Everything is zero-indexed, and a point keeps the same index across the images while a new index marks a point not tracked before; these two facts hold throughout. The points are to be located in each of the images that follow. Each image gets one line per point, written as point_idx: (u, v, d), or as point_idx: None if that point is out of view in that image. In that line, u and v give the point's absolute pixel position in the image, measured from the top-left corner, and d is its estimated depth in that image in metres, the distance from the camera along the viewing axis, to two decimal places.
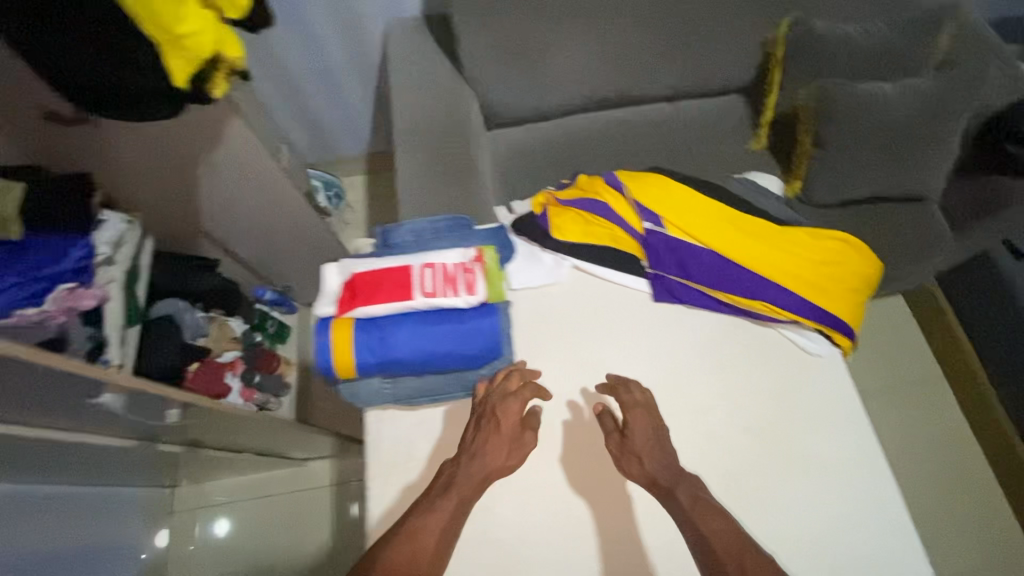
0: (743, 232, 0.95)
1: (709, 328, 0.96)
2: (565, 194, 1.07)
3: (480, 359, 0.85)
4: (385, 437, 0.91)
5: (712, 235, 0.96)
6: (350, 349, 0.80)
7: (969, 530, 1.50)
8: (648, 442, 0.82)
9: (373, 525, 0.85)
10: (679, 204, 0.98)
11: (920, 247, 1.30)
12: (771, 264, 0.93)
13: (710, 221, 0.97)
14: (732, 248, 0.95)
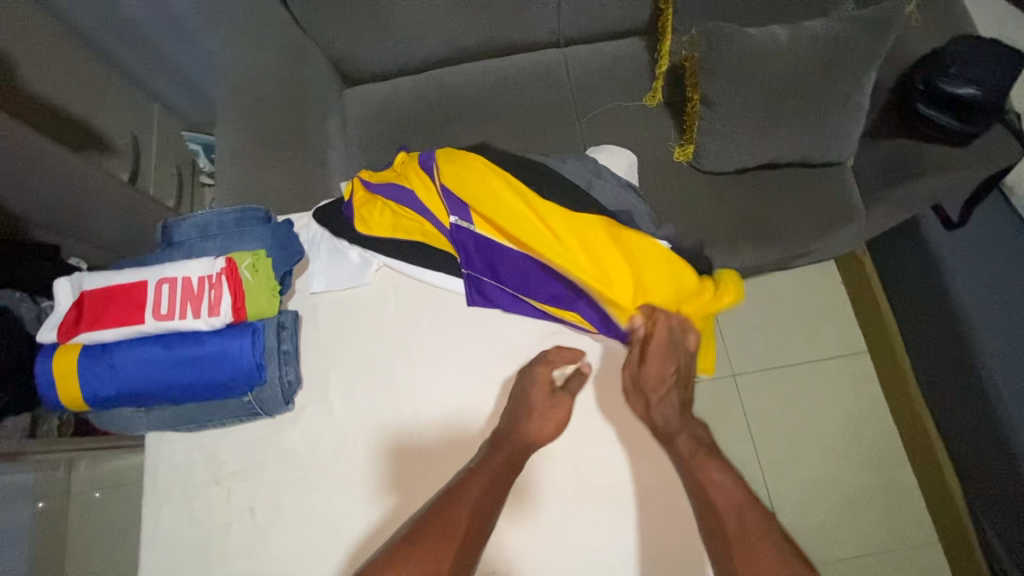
0: (570, 240, 0.83)
1: (525, 337, 0.85)
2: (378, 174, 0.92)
3: (237, 386, 0.75)
4: (162, 462, 0.83)
5: (526, 237, 0.84)
6: (76, 381, 0.71)
7: (873, 511, 1.44)
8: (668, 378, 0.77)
9: (143, 558, 0.80)
10: (499, 201, 0.84)
11: (823, 222, 1.14)
12: (595, 279, 0.84)
13: (531, 226, 0.83)
14: (556, 256, 0.84)
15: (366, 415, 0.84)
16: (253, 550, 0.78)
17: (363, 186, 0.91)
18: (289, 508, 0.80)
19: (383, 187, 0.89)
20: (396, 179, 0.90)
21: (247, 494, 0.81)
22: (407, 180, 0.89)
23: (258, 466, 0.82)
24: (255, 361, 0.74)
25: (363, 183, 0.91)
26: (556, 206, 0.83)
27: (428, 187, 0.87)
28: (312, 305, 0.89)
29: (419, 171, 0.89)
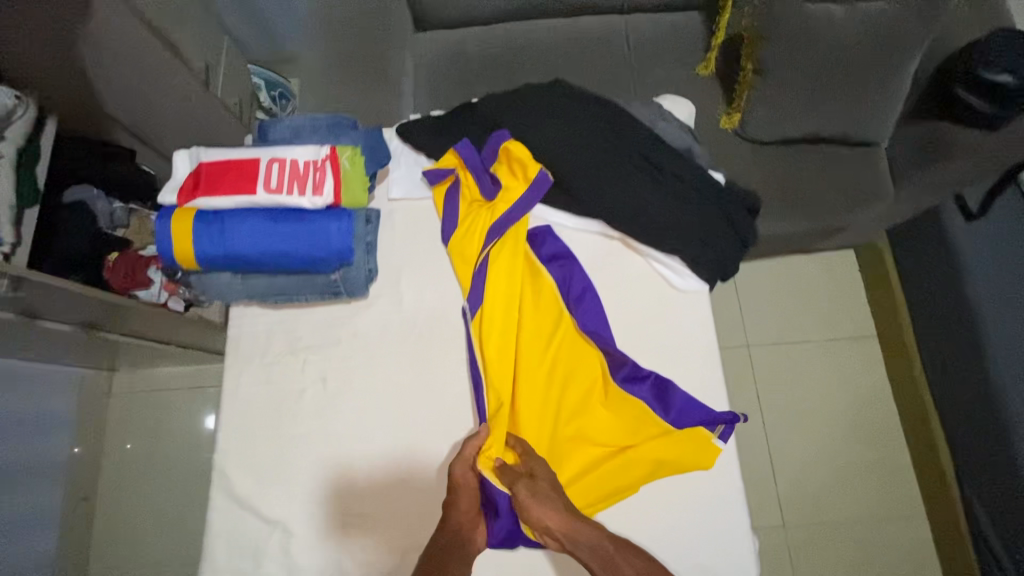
0: (534, 345, 0.88)
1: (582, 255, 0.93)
2: (467, 178, 0.95)
3: (328, 263, 0.84)
4: (245, 331, 0.92)
5: (496, 315, 0.89)
6: (190, 240, 0.80)
7: (868, 484, 1.52)
8: (553, 509, 0.70)
9: (223, 412, 0.89)
10: (500, 278, 0.90)
11: (854, 196, 1.22)
12: (525, 394, 0.85)
13: (508, 312, 0.89)
14: (507, 350, 0.87)
15: (431, 309, 0.92)
16: (322, 414, 0.87)
17: (445, 174, 0.96)
18: (357, 382, 0.89)
19: (448, 198, 0.95)
20: (465, 200, 0.95)
21: (320, 365, 0.90)
22: (467, 210, 0.94)
23: (331, 344, 0.91)
24: (346, 242, 0.83)
25: (449, 176, 0.96)
26: (555, 298, 0.89)
27: (474, 233, 0.92)
28: (390, 210, 0.97)
29: (482, 218, 0.92)
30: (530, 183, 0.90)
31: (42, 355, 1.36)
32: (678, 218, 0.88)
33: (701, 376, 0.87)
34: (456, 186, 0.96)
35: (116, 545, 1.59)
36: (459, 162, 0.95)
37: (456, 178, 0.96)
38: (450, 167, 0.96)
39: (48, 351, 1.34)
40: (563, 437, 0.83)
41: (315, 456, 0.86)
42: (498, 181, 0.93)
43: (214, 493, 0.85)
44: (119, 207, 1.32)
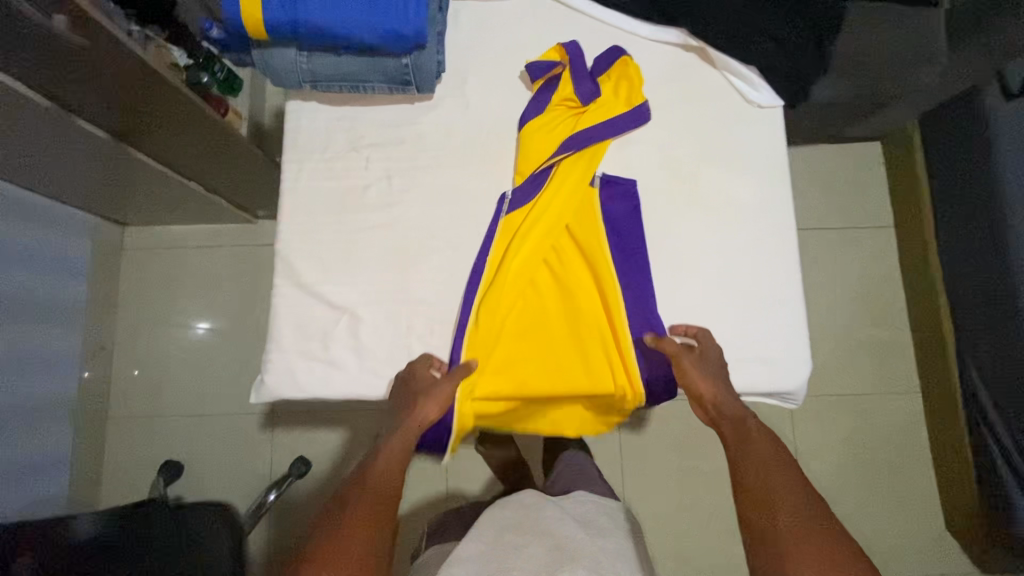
0: (561, 270, 0.85)
1: (656, 65, 0.91)
2: (563, 86, 0.87)
3: (400, 41, 0.79)
4: (304, 125, 0.88)
5: (524, 239, 0.83)
6: (258, 1, 0.75)
7: (868, 362, 1.61)
8: (708, 375, 0.78)
9: (283, 206, 0.86)
10: (546, 215, 0.84)
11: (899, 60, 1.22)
12: (531, 310, 0.84)
13: (550, 227, 0.84)
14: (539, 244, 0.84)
15: (498, 113, 0.89)
16: (388, 209, 0.86)
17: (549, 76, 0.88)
18: (422, 180, 0.87)
19: (541, 93, 0.88)
20: (556, 97, 0.87)
21: (385, 163, 0.88)
22: (555, 106, 0.87)
23: (396, 142, 0.88)
24: (422, 18, 0.77)
25: (552, 69, 0.88)
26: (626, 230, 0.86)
27: (552, 132, 0.86)
28: (453, 10, 0.92)
29: (565, 125, 0.86)
30: (631, 109, 0.86)
31: (62, 192, 1.30)
32: (761, 23, 0.87)
33: (767, 191, 0.88)
34: (554, 89, 0.88)
35: (133, 396, 1.58)
36: (566, 58, 0.88)
37: (559, 73, 0.88)
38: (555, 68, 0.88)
39: (70, 187, 1.28)
40: (540, 343, 0.83)
41: (381, 250, 0.85)
42: (599, 89, 0.87)
43: (278, 278, 0.84)
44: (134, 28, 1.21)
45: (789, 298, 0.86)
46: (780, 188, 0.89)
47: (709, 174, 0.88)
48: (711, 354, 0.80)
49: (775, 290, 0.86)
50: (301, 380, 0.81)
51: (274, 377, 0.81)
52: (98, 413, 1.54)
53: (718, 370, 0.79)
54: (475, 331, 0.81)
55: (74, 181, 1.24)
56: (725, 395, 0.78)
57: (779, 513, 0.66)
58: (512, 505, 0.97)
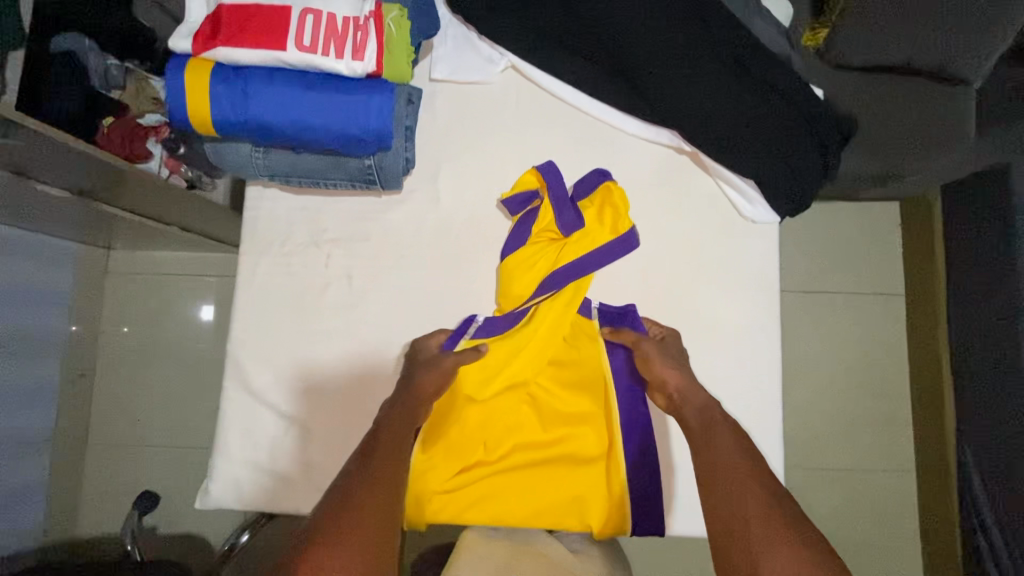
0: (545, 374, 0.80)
1: (646, 165, 0.84)
2: (543, 215, 0.81)
3: (361, 144, 0.73)
4: (264, 213, 0.83)
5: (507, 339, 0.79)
6: (206, 99, 0.69)
7: (864, 435, 1.54)
8: (673, 366, 0.74)
9: (239, 300, 0.82)
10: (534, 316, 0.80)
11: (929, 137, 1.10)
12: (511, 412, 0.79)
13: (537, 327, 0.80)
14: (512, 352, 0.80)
15: (469, 211, 0.83)
16: (347, 311, 0.81)
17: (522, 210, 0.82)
18: (384, 281, 0.82)
19: (518, 226, 0.82)
20: (536, 227, 0.81)
21: (347, 260, 0.82)
22: (536, 238, 0.81)
23: (360, 238, 0.83)
24: (385, 122, 0.71)
25: (530, 199, 0.81)
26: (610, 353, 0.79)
27: (532, 267, 0.80)
28: (430, 91, 0.85)
29: (545, 258, 0.80)
30: (618, 237, 0.78)
31: (40, 227, 1.27)
32: (761, 138, 0.78)
33: (752, 312, 0.81)
34: (529, 223, 0.81)
35: (115, 422, 1.58)
36: (545, 187, 0.80)
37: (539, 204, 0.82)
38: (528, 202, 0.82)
39: (47, 223, 1.25)
40: (503, 459, 0.77)
41: (338, 356, 0.81)
42: (583, 218, 0.80)
43: (227, 381, 0.80)
44: (115, 64, 1.10)
45: (767, 431, 0.80)
46: (769, 308, 0.82)
47: (694, 291, 0.82)
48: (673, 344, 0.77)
49: (752, 424, 0.80)
50: (245, 495, 0.79)
51: (218, 488, 0.79)
52: (78, 439, 1.53)
53: (677, 362, 0.75)
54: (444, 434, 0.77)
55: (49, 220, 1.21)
56: (691, 387, 0.72)
57: (747, 509, 0.56)
58: None
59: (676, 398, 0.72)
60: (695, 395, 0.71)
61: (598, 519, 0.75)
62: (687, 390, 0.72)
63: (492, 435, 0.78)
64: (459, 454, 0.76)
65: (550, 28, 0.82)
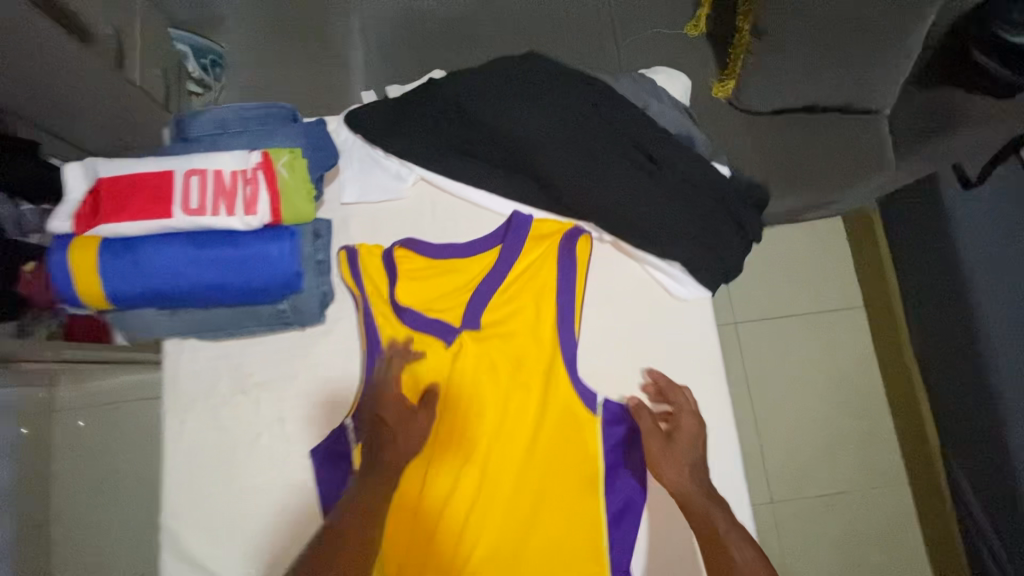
0: (494, 436, 0.76)
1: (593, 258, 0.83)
2: (505, 286, 0.80)
3: (269, 292, 0.70)
4: (184, 368, 0.79)
5: (454, 393, 0.77)
6: (96, 276, 0.66)
7: (854, 455, 1.49)
8: (685, 467, 0.69)
9: (169, 464, 0.77)
10: (477, 364, 0.78)
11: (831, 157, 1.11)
12: (466, 483, 0.74)
13: (482, 378, 0.78)
14: (476, 428, 0.76)
15: None
16: (282, 460, 0.77)
17: (481, 274, 0.81)
18: (318, 419, 0.78)
19: (479, 291, 0.80)
20: (496, 297, 0.80)
21: (276, 404, 0.78)
22: (496, 303, 0.80)
23: (287, 378, 0.79)
24: (294, 266, 0.69)
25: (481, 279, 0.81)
26: (579, 436, 0.76)
27: (474, 334, 0.79)
28: (342, 216, 0.84)
29: (501, 322, 0.80)
30: (558, 290, 0.80)
31: None
32: (676, 218, 0.78)
33: (702, 392, 0.78)
34: (488, 310, 0.80)
35: None
36: (526, 248, 0.81)
37: (516, 267, 0.81)
38: (490, 264, 0.81)
39: None
40: (459, 546, 0.72)
41: (277, 506, 0.75)
42: (513, 276, 0.81)
43: (162, 555, 0.75)
44: (30, 208, 0.83)
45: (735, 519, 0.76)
46: (716, 388, 0.79)
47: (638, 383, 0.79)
48: (686, 437, 0.71)
49: None
50: None
51: None
52: None
53: (692, 452, 0.71)
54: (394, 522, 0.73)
55: None
56: (701, 489, 0.68)
57: None
58: None
59: (679, 496, 0.68)
60: (692, 473, 0.69)
61: None
62: (689, 493, 0.68)
63: (451, 538, 0.73)
64: (410, 537, 0.72)
65: (454, 137, 0.83)
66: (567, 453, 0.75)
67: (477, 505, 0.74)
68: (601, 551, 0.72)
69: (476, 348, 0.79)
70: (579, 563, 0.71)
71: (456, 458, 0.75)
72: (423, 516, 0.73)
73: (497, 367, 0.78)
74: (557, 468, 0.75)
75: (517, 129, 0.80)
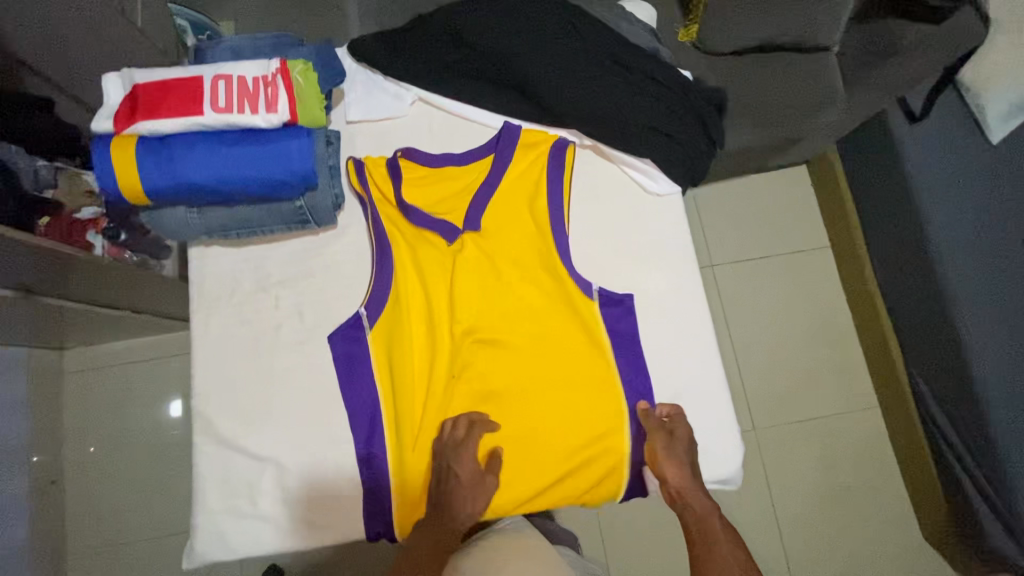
0: (498, 320, 0.85)
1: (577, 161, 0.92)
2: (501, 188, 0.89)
3: (289, 186, 0.78)
4: (209, 271, 0.87)
5: (460, 283, 0.86)
6: (134, 170, 0.74)
7: (829, 380, 1.60)
8: (685, 466, 0.79)
9: (198, 356, 0.85)
10: (479, 258, 0.87)
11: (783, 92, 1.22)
12: (474, 360, 0.84)
13: (484, 270, 0.87)
14: (481, 314, 0.85)
15: None
16: (303, 347, 0.85)
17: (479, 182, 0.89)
18: (334, 311, 0.86)
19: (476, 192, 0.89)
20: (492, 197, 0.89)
21: (295, 299, 0.86)
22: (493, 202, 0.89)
23: (303, 276, 0.87)
24: (310, 161, 0.77)
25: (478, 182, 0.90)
26: (575, 316, 0.85)
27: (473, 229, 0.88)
28: (349, 134, 0.93)
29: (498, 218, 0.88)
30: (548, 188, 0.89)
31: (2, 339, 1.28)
32: (646, 119, 0.88)
33: (677, 273, 0.88)
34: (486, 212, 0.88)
35: (93, 520, 1.52)
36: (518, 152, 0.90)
37: (510, 169, 0.89)
38: (486, 172, 0.90)
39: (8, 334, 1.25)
40: (472, 413, 0.82)
41: (299, 387, 0.83)
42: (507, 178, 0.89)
43: (196, 435, 0.82)
44: (43, 165, 1.05)
45: (712, 383, 0.85)
46: (690, 269, 0.89)
47: (621, 268, 0.88)
48: (686, 439, 0.80)
49: (701, 377, 0.86)
50: (232, 542, 0.79)
51: (203, 542, 0.79)
52: (54, 546, 1.46)
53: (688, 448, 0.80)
54: (412, 395, 0.82)
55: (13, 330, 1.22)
56: (694, 486, 0.79)
57: None
58: None
59: (676, 492, 0.79)
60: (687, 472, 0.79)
61: (590, 473, 0.82)
62: (684, 488, 0.79)
63: (465, 406, 0.83)
64: (428, 407, 0.82)
65: (446, 59, 0.92)
66: (564, 330, 0.85)
67: (486, 378, 0.83)
68: (598, 410, 0.82)
69: (478, 244, 0.87)
70: (580, 419, 0.82)
71: (465, 339, 0.85)
72: (438, 389, 0.83)
73: (498, 259, 0.87)
74: (556, 344, 0.84)
75: (503, 48, 0.90)
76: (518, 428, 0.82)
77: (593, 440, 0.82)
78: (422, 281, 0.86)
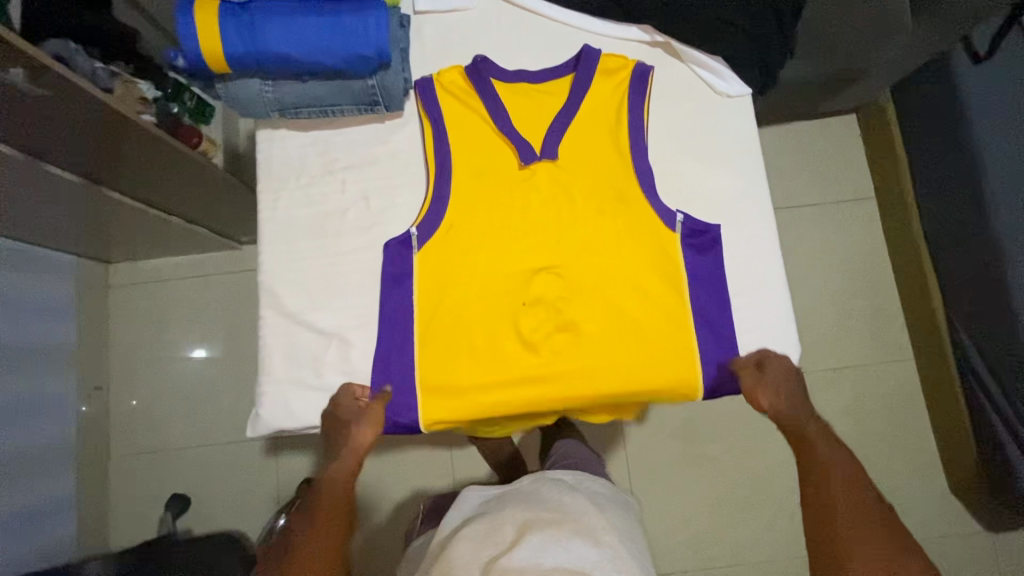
0: (574, 233, 0.85)
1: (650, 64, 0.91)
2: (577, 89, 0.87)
3: (361, 62, 0.77)
4: (277, 154, 0.88)
5: (536, 193, 0.85)
6: (214, 34, 0.74)
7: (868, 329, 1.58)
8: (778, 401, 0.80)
9: (265, 234, 0.86)
10: (557, 169, 0.86)
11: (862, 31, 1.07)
12: (549, 271, 0.84)
13: (561, 180, 0.86)
14: (558, 226, 0.85)
15: None
16: (366, 230, 0.86)
17: (559, 103, 0.88)
18: (397, 197, 0.87)
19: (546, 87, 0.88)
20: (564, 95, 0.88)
21: (361, 184, 0.87)
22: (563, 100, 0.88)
23: (368, 163, 0.88)
24: (385, 36, 0.76)
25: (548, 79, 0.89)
26: (654, 231, 0.85)
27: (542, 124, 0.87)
28: (417, 25, 0.92)
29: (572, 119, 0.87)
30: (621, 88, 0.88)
31: (53, 241, 1.29)
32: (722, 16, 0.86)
33: (742, 175, 0.87)
34: (564, 135, 0.87)
35: (133, 431, 1.54)
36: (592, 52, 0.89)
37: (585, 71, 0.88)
38: (566, 92, 0.88)
39: (59, 235, 1.26)
40: (547, 323, 0.82)
41: (362, 268, 0.85)
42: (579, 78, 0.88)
43: (263, 309, 0.84)
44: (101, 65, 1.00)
45: (770, 286, 0.85)
46: (756, 172, 0.88)
47: (687, 168, 0.88)
48: (779, 378, 0.80)
49: (759, 279, 0.86)
50: (296, 411, 0.82)
51: (269, 408, 0.82)
52: (98, 451, 1.49)
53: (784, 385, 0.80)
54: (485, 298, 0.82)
55: (63, 229, 1.23)
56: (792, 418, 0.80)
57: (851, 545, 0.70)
58: (509, 489, 0.89)
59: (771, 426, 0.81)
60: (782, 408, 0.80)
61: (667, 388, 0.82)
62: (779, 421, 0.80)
63: (541, 317, 0.83)
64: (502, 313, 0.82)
65: None
66: (643, 246, 0.84)
67: (563, 290, 0.83)
68: (676, 326, 0.82)
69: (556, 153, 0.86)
70: (657, 334, 0.82)
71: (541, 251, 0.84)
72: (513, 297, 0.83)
73: (575, 172, 0.86)
74: (635, 260, 0.84)
75: None
76: (594, 340, 0.82)
77: (670, 356, 0.82)
78: (495, 187, 0.85)
